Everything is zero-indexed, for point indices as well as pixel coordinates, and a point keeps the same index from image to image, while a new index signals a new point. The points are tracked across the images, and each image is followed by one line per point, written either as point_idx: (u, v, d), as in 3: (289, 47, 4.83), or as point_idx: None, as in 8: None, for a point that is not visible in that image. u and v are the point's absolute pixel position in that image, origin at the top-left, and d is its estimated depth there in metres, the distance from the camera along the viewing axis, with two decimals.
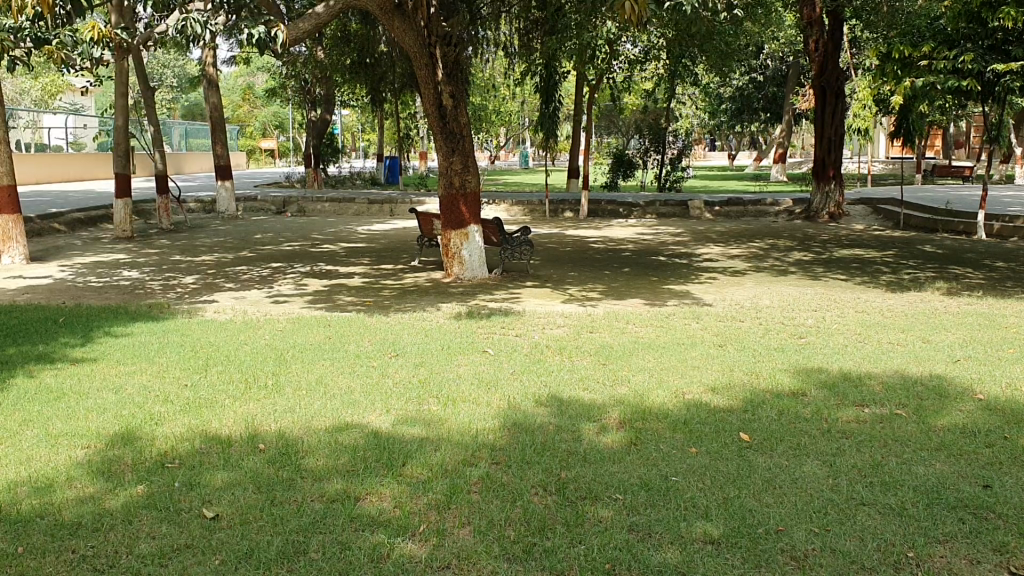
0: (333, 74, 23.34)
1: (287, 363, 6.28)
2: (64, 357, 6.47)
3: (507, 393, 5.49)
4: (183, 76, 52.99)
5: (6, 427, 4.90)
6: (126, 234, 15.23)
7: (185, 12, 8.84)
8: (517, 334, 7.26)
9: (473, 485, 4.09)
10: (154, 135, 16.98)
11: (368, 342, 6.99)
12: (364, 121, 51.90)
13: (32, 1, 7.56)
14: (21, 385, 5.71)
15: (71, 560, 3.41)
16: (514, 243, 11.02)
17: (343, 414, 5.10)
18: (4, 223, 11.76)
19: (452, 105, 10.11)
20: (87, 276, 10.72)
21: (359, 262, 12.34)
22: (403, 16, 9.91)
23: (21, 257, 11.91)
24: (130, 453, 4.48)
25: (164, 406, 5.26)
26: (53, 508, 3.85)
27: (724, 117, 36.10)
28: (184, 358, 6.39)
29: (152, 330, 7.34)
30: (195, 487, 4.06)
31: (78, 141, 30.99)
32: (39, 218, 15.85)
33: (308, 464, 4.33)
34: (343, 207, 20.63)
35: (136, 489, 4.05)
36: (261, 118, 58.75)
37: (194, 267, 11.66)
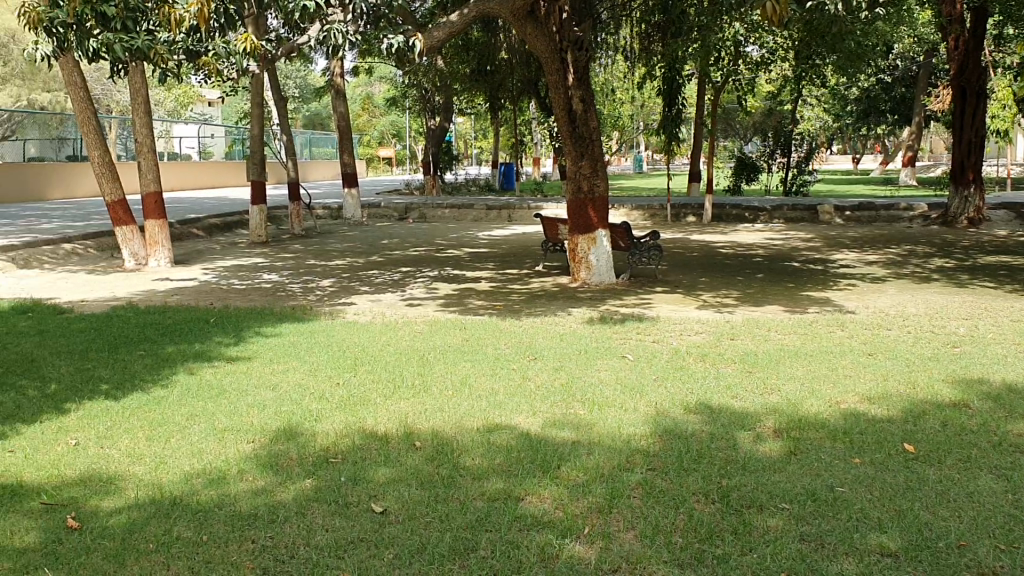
0: (454, 82, 23.67)
1: (431, 364, 6.38)
2: (221, 355, 6.77)
3: (653, 399, 5.44)
4: (304, 86, 54.86)
5: (176, 421, 5.14)
6: (261, 238, 15.74)
7: (327, 22, 9.06)
8: (655, 339, 7.20)
9: (633, 490, 4.06)
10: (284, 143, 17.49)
11: (508, 345, 7.06)
12: (480, 125, 52.53)
13: (188, 14, 7.88)
14: (183, 381, 6.00)
15: (253, 549, 3.55)
16: (643, 249, 10.87)
17: (491, 415, 5.16)
18: (152, 228, 12.35)
19: (583, 110, 10.10)
20: (229, 279, 11.15)
21: (486, 266, 12.49)
22: (536, 22, 9.84)
23: (166, 261, 12.50)
24: (294, 448, 4.64)
25: (318, 404, 5.40)
26: (229, 498, 4.03)
27: (850, 118, 35.01)
28: (333, 357, 6.58)
29: (300, 331, 7.59)
30: (360, 482, 4.17)
31: (208, 149, 32.43)
32: (180, 224, 16.63)
33: (466, 463, 4.39)
34: (463, 214, 20.93)
35: (304, 483, 4.19)
36: (380, 127, 60.40)
37: (329, 271, 12.02)
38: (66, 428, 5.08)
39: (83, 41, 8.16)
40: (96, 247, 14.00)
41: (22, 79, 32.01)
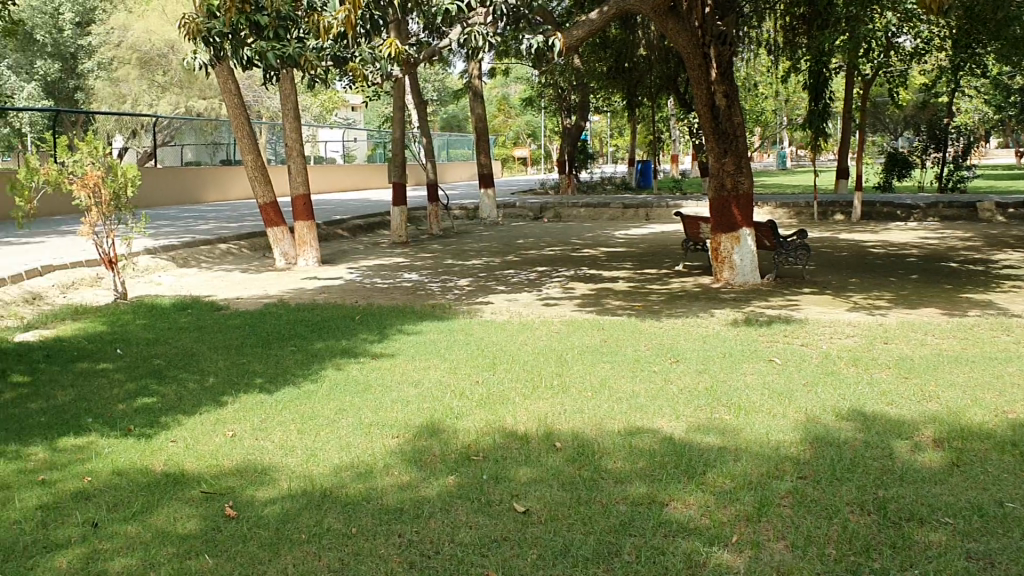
0: (591, 81, 23.58)
1: (570, 365, 6.35)
2: (365, 351, 6.95)
3: (802, 405, 5.24)
4: (442, 89, 55.93)
5: (325, 415, 5.31)
6: (401, 238, 16.12)
7: (468, 24, 9.14)
8: (802, 343, 6.95)
9: (782, 499, 3.92)
10: (424, 144, 17.84)
11: (648, 346, 6.96)
12: (616, 123, 52.22)
13: (336, 21, 8.11)
14: (330, 376, 6.20)
15: (400, 544, 3.61)
16: (789, 248, 10.52)
17: (633, 417, 5.10)
18: (301, 229, 12.81)
19: (726, 105, 9.86)
20: (372, 278, 11.45)
21: (624, 266, 12.37)
22: (678, 17, 9.67)
23: (314, 260, 12.96)
24: (437, 445, 4.70)
25: (460, 401, 5.47)
26: (376, 492, 4.12)
27: (1014, 110, 32.90)
28: (473, 356, 6.65)
29: (441, 329, 7.71)
30: (502, 481, 4.19)
31: (351, 152, 33.41)
32: (325, 225, 17.22)
33: (608, 466, 4.35)
34: (599, 213, 20.85)
35: (448, 479, 4.24)
36: (516, 127, 60.93)
37: (467, 270, 12.17)
38: (223, 419, 5.32)
39: (237, 49, 8.56)
40: (249, 247, 14.66)
41: (181, 88, 33.90)
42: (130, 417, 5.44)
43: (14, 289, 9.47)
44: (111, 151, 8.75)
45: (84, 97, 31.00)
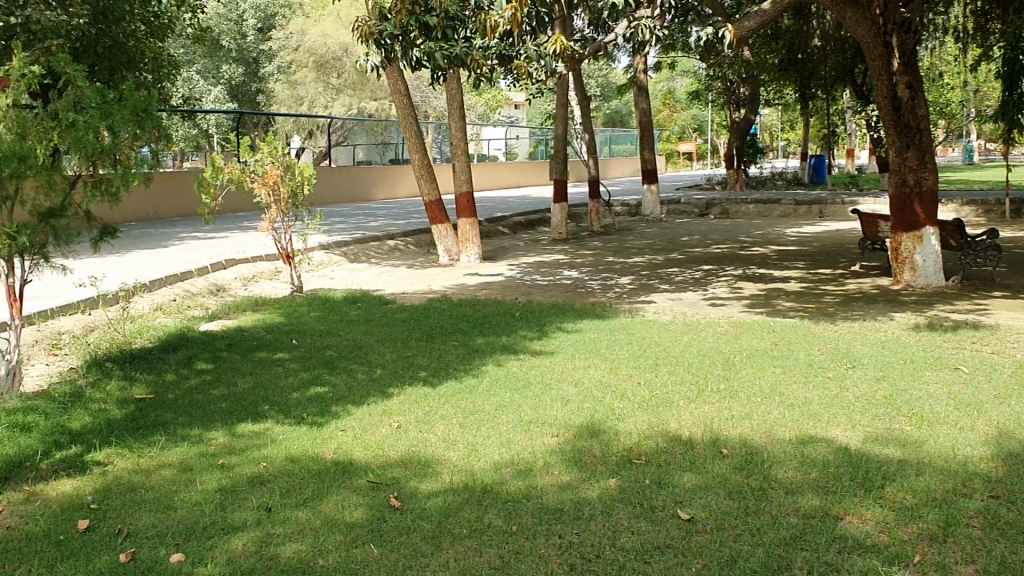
0: (761, 73, 22.83)
1: (736, 368, 6.13)
2: (526, 348, 6.96)
3: (994, 418, 4.84)
4: (606, 85, 55.71)
5: (485, 411, 5.34)
6: (562, 235, 16.12)
7: (635, 19, 8.97)
8: (993, 351, 6.44)
9: (972, 519, 3.62)
10: (587, 141, 17.77)
11: (820, 350, 6.63)
12: (786, 116, 50.40)
13: (504, 20, 8.13)
14: (491, 372, 6.24)
15: (560, 545, 3.56)
16: (977, 248, 9.81)
17: (804, 425, 4.85)
18: (464, 226, 13.01)
19: (909, 97, 9.28)
20: (533, 275, 11.49)
21: (794, 265, 11.90)
22: (858, 4, 9.17)
23: (476, 256, 13.13)
24: (599, 446, 4.63)
25: (621, 402, 5.38)
26: (536, 491, 4.10)
27: None
28: (634, 356, 6.54)
29: (602, 327, 7.63)
30: (665, 486, 4.07)
31: (514, 150, 33.78)
32: (488, 222, 17.47)
33: (777, 475, 4.15)
34: (768, 210, 20.18)
35: (610, 482, 4.16)
36: (681, 122, 59.93)
37: (630, 268, 12.03)
38: (389, 411, 5.45)
39: (407, 51, 8.76)
40: (415, 243, 15.04)
41: (354, 89, 35.28)
42: (303, 406, 5.65)
43: (201, 282, 10.07)
44: (289, 151, 9.14)
45: (265, 99, 32.49)
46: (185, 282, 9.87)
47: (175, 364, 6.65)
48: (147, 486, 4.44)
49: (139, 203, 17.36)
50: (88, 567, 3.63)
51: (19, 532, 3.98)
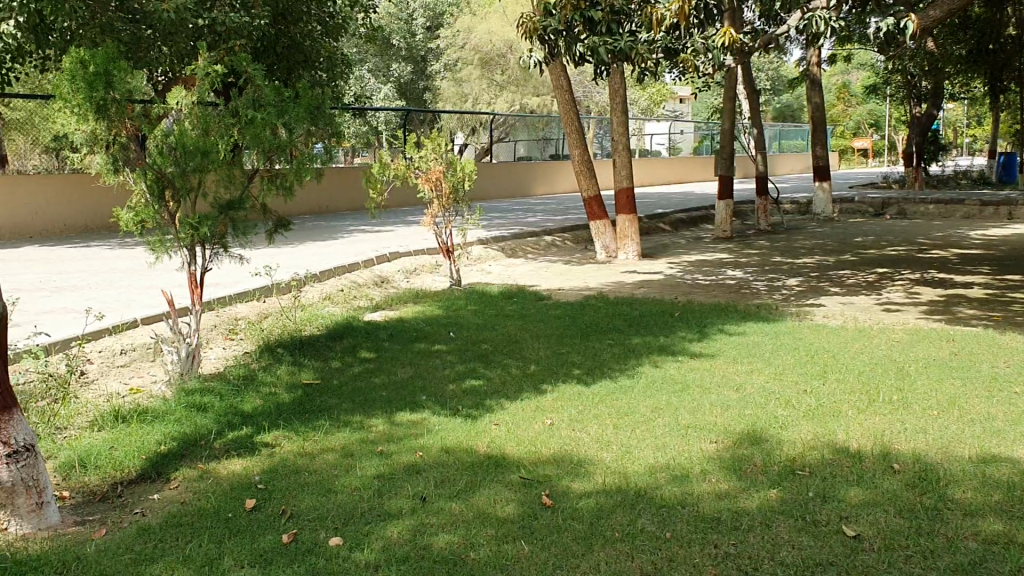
0: (946, 65, 21.47)
1: (912, 378, 5.76)
2: (686, 350, 6.79)
3: None
4: (776, 78, 53.95)
5: (641, 413, 5.24)
6: (725, 233, 15.69)
7: (809, 10, 8.57)
8: None
9: None
10: (755, 137, 17.22)
11: (1008, 363, 6.14)
12: (974, 110, 47.23)
13: (671, 13, 7.94)
14: (649, 373, 6.12)
15: (716, 555, 3.44)
16: None
17: (987, 443, 4.49)
18: (623, 222, 12.85)
19: None
20: (695, 274, 11.23)
21: (979, 270, 11.11)
22: None
23: (634, 254, 12.94)
24: (759, 454, 4.45)
25: (784, 410, 5.15)
26: (692, 498, 3.97)
27: None
28: (800, 362, 6.26)
29: (766, 331, 7.36)
30: (830, 500, 3.86)
31: (678, 146, 33.19)
32: (649, 219, 17.25)
33: (955, 495, 3.86)
34: (950, 210, 19.00)
35: (770, 492, 3.98)
36: (856, 117, 57.27)
37: (797, 269, 11.57)
38: (544, 408, 5.43)
39: (571, 46, 8.70)
40: (574, 239, 15.02)
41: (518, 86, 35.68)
42: (459, 398, 5.72)
43: (366, 273, 10.41)
44: (452, 147, 9.28)
45: (431, 96, 34.25)
46: (351, 273, 10.23)
47: (340, 352, 6.89)
48: (309, 470, 4.60)
49: (311, 196, 18.16)
50: (253, 545, 3.78)
51: (192, 507, 4.21)
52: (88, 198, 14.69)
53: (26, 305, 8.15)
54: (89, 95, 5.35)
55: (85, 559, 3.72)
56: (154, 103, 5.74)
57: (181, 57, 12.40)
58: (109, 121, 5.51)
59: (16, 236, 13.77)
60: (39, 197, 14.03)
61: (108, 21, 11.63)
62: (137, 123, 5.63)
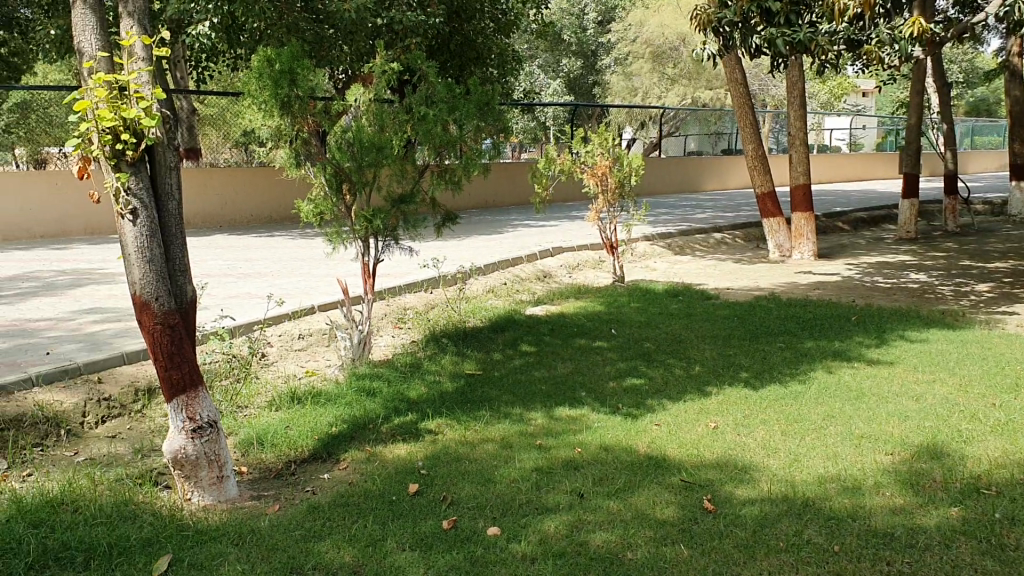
0: None
1: None
2: (861, 356, 6.46)
3: None
4: (970, 69, 50.58)
5: (811, 420, 5.02)
6: (910, 233, 14.80)
7: None
8: None
9: None
10: (945, 132, 16.17)
11: None
12: None
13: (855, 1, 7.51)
14: (820, 379, 5.86)
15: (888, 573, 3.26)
16: None
17: None
18: (799, 220, 12.36)
19: None
20: (873, 277, 10.68)
21: None
22: None
23: (810, 254, 12.42)
24: (940, 469, 4.18)
25: (970, 425, 4.80)
26: (864, 511, 3.77)
27: None
28: (990, 373, 5.82)
29: (951, 339, 6.90)
30: (1019, 523, 3.58)
31: (859, 141, 31.55)
32: (825, 218, 16.55)
33: None
34: None
35: (951, 510, 3.73)
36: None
37: (987, 274, 10.79)
38: (707, 410, 5.29)
39: (747, 37, 8.43)
40: (743, 237, 14.59)
41: None
42: (620, 396, 5.66)
43: (530, 267, 10.51)
44: (620, 142, 9.18)
45: (600, 91, 34.61)
46: (516, 267, 10.35)
47: (502, 345, 6.97)
48: (470, 458, 4.67)
49: (480, 190, 18.54)
50: (415, 529, 3.88)
51: (358, 488, 4.36)
52: (273, 191, 15.58)
53: (214, 290, 8.71)
54: (275, 92, 5.64)
55: (259, 533, 3.93)
56: (334, 100, 5.98)
57: (361, 56, 12.97)
58: (293, 117, 5.80)
59: (209, 225, 14.77)
60: (229, 189, 14.96)
61: (294, 21, 12.27)
62: (317, 120, 5.88)
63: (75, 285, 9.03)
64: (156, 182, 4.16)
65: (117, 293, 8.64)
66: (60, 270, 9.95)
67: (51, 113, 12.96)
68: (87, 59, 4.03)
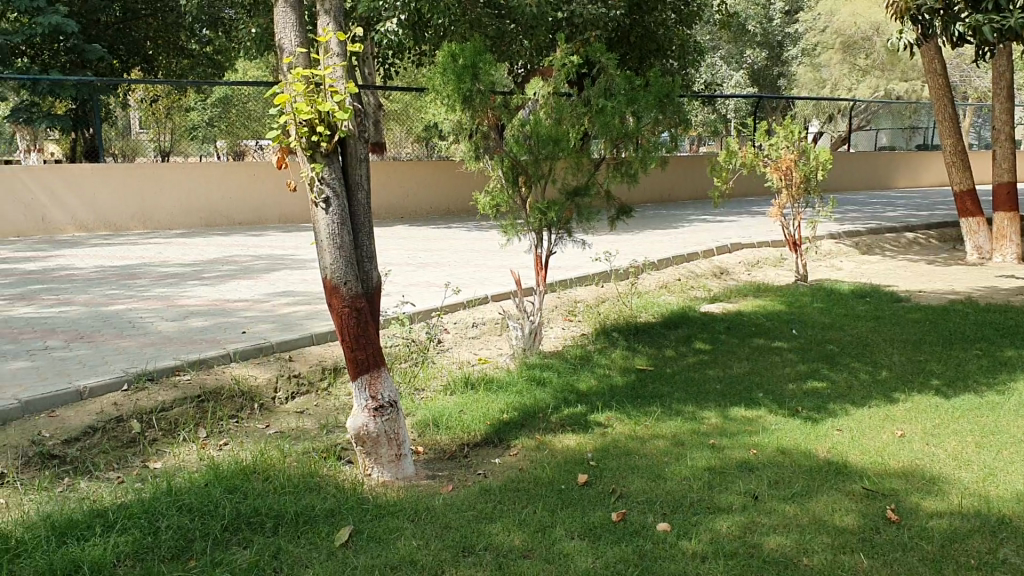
0: None
1: None
2: None
3: None
4: None
5: (1011, 434, 4.69)
6: None
7: None
8: None
9: None
10: None
11: None
12: None
13: None
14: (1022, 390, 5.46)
15: None
16: None
17: None
18: (1001, 220, 11.50)
19: None
20: None
21: None
22: None
23: (1013, 257, 11.52)
24: None
25: None
26: None
27: None
28: None
29: None
30: None
31: None
32: None
33: None
34: None
35: None
36: None
37: None
38: (893, 417, 5.04)
39: (950, 25, 7.89)
40: (938, 237, 13.74)
41: (883, 70, 33.36)
42: (800, 399, 5.48)
43: (706, 263, 10.31)
44: (807, 135, 8.84)
45: (786, 82, 33.48)
46: (691, 263, 10.19)
47: (676, 341, 6.88)
48: (641, 453, 4.65)
49: (657, 183, 18.34)
50: (585, 518, 3.91)
51: (528, 475, 4.43)
52: (453, 183, 16.01)
53: (395, 278, 9.05)
54: (457, 86, 5.83)
55: (433, 511, 4.06)
56: (514, 94, 6.08)
57: (541, 50, 13.19)
58: (473, 110, 5.94)
59: (391, 215, 15.34)
60: (411, 181, 15.49)
61: (477, 17, 12.56)
62: (497, 113, 6.00)
63: (269, 270, 9.60)
64: (347, 172, 4.36)
65: (307, 277, 9.13)
66: (256, 255, 10.62)
67: (250, 108, 13.91)
68: (287, 55, 4.28)
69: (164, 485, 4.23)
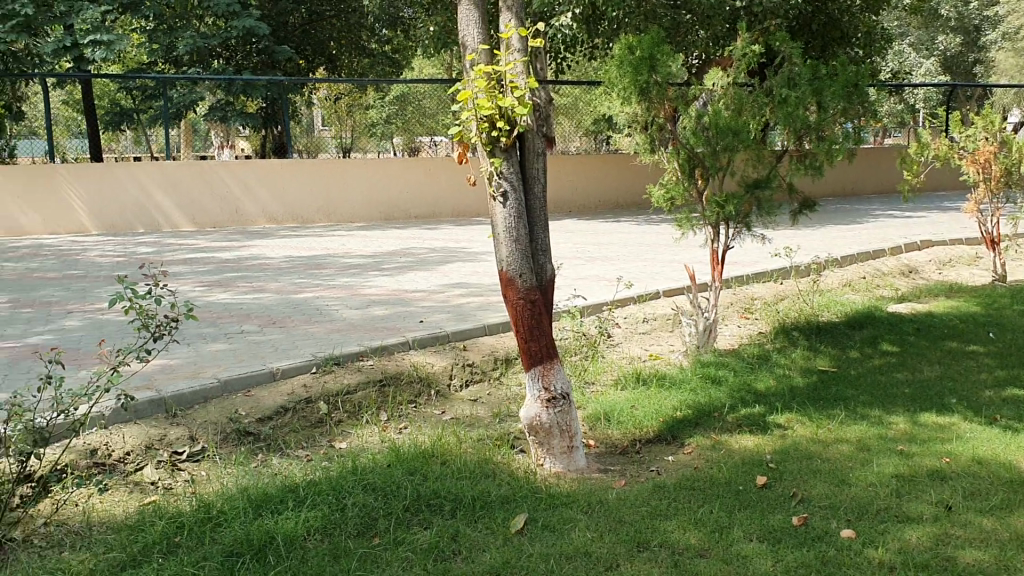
0: None
1: None
2: None
3: None
4: None
5: None
6: None
7: None
8: None
9: None
10: None
11: None
12: None
13: None
14: None
15: None
16: None
17: None
18: None
19: None
20: None
21: None
22: None
23: None
24: None
25: None
26: None
27: None
28: None
29: None
30: None
31: None
32: None
33: None
34: None
35: None
36: None
37: None
38: None
39: None
40: None
41: None
42: (999, 407, 5.14)
43: (893, 261, 9.84)
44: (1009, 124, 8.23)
45: (983, 69, 31.41)
46: (877, 261, 9.74)
47: (861, 343, 6.60)
48: (823, 457, 4.50)
49: (840, 177, 17.60)
50: (764, 520, 3.83)
51: (704, 474, 4.38)
52: (623, 178, 15.97)
53: (566, 271, 9.11)
54: (634, 78, 5.81)
55: (608, 504, 4.09)
56: (690, 86, 5.99)
57: (717, 39, 12.99)
58: (649, 103, 5.90)
59: (561, 210, 15.46)
60: (581, 176, 15.56)
61: (651, 9, 12.50)
62: (674, 105, 5.93)
63: (445, 262, 9.88)
64: (525, 166, 4.43)
65: (481, 270, 9.34)
66: (431, 248, 10.96)
67: (425, 105, 13.85)
68: (471, 51, 4.40)
69: (350, 465, 4.45)
